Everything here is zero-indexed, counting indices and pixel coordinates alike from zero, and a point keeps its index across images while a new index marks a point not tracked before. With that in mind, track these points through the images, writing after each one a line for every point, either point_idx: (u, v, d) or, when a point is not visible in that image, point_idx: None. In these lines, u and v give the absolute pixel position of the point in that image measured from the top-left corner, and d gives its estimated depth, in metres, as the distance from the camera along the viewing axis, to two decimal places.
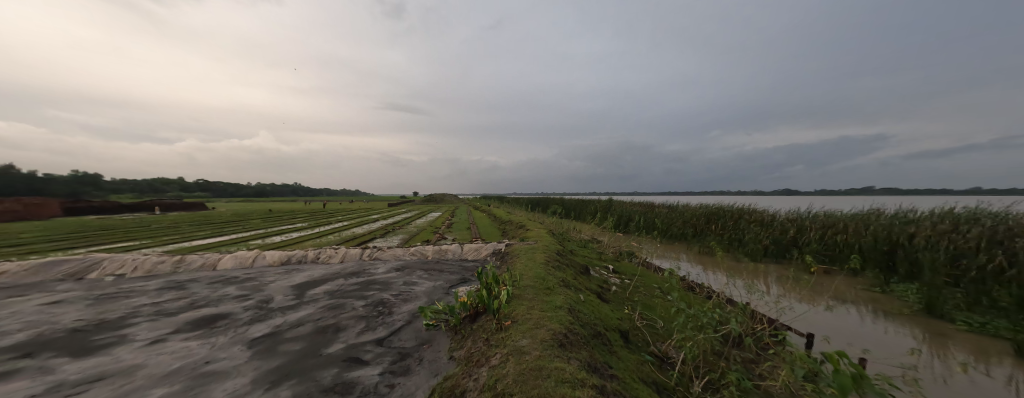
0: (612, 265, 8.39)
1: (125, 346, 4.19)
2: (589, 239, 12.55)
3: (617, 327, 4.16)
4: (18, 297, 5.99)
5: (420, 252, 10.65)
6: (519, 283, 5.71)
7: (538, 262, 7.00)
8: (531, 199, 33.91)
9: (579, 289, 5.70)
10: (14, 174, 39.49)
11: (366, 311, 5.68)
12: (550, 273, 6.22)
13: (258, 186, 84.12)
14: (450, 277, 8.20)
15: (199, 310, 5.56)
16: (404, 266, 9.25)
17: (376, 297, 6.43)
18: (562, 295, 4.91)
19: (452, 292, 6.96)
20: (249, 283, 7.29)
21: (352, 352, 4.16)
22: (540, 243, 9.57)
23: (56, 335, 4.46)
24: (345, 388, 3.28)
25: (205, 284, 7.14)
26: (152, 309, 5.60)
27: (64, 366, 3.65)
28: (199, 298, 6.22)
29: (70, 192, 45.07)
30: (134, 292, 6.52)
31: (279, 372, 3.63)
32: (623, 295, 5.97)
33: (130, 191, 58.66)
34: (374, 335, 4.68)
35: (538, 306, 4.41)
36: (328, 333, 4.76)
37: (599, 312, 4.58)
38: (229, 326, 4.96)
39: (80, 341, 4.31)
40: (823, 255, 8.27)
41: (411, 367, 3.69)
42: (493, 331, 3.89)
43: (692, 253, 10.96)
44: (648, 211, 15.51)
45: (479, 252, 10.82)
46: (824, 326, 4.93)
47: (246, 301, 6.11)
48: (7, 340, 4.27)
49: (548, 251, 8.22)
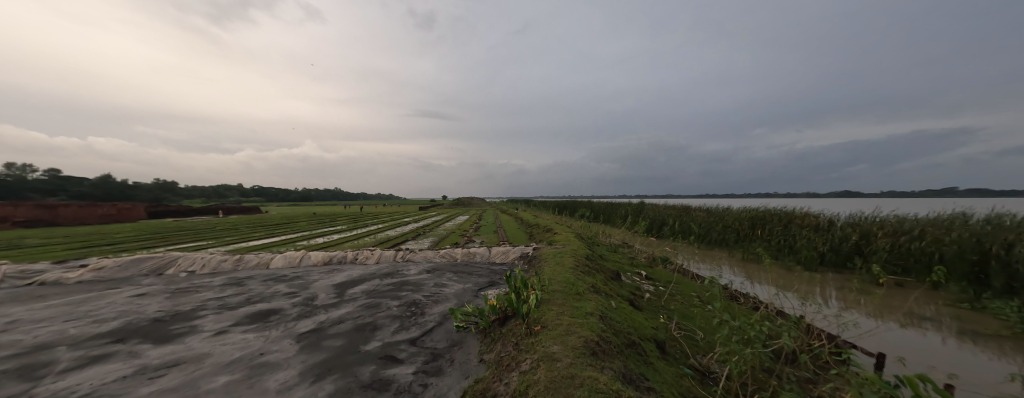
0: (645, 271, 8.04)
1: (195, 336, 4.69)
2: (620, 244, 12.07)
3: (652, 336, 3.97)
4: (112, 289, 6.94)
5: (449, 255, 10.89)
6: (548, 287, 5.66)
7: (567, 267, 6.89)
8: (559, 202, 33.52)
9: (610, 295, 5.53)
10: (113, 183, 46.23)
11: (400, 311, 5.91)
12: (580, 278, 6.11)
13: (304, 192, 90.97)
14: (479, 280, 8.28)
15: (255, 306, 6.09)
16: (435, 268, 9.49)
17: (409, 298, 6.67)
18: (592, 301, 4.78)
19: (481, 296, 7.03)
20: (296, 282, 7.87)
21: (388, 350, 4.34)
22: (569, 247, 9.41)
23: (142, 323, 5.10)
24: (382, 385, 3.41)
25: (260, 282, 7.83)
26: (216, 303, 6.23)
27: (147, 352, 4.15)
28: (255, 294, 6.83)
29: (152, 198, 51.64)
30: (202, 287, 7.29)
31: (323, 366, 3.87)
32: (657, 303, 5.71)
33: (200, 197, 66.24)
34: (407, 335, 4.85)
35: (568, 312, 4.35)
36: (366, 331, 5.01)
37: (633, 320, 4.40)
38: (281, 321, 5.38)
39: (160, 329, 4.90)
40: (894, 265, 7.33)
41: (443, 368, 3.77)
42: (523, 335, 3.87)
43: (735, 261, 10.17)
44: (685, 215, 14.67)
45: (507, 255, 10.85)
46: (896, 347, 4.35)
47: (294, 298, 6.61)
48: (105, 326, 4.95)
49: (576, 255, 8.05)
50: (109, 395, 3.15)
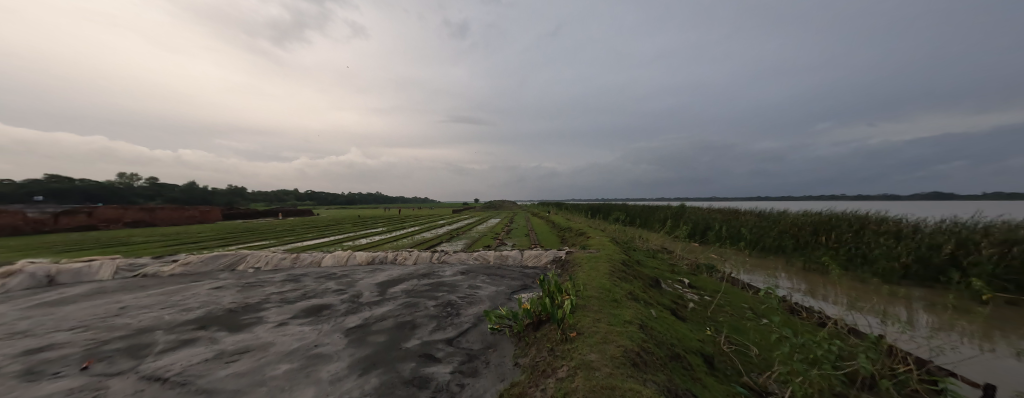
0: (687, 279, 7.56)
1: (262, 326, 5.24)
2: (660, 249, 11.43)
3: (699, 349, 3.71)
4: (196, 282, 7.97)
5: (482, 257, 11.05)
6: (583, 293, 5.53)
7: (603, 272, 6.68)
8: (592, 206, 32.69)
9: (650, 303, 5.27)
10: (196, 189, 53.28)
11: (437, 311, 6.11)
12: (616, 284, 5.91)
13: (349, 197, 97.79)
14: (512, 283, 8.31)
15: (309, 300, 6.65)
16: (469, 270, 9.70)
17: (444, 298, 6.88)
18: (630, 309, 4.59)
19: (514, 299, 7.05)
20: (344, 280, 8.47)
21: (426, 348, 4.51)
22: (603, 251, 9.12)
23: (219, 313, 5.78)
24: (421, 382, 3.54)
25: (313, 279, 8.55)
26: (278, 297, 6.90)
27: (223, 338, 4.70)
28: (309, 290, 7.46)
29: (226, 202, 58.69)
30: (266, 282, 8.11)
31: (368, 361, 4.11)
32: (702, 314, 5.33)
33: (263, 201, 73.97)
34: (444, 335, 4.99)
35: (605, 319, 4.22)
36: (406, 328, 5.25)
37: (676, 331, 4.14)
38: (331, 316, 5.82)
39: (234, 319, 5.53)
40: (1004, 280, 6.15)
41: (478, 369, 3.83)
42: (558, 341, 3.81)
43: (793, 271, 9.16)
44: (733, 219, 13.53)
45: (540, 258, 10.77)
46: (1009, 378, 3.64)
47: (342, 295, 7.12)
48: (191, 314, 5.69)
49: (612, 260, 7.79)
50: (195, 375, 3.61)
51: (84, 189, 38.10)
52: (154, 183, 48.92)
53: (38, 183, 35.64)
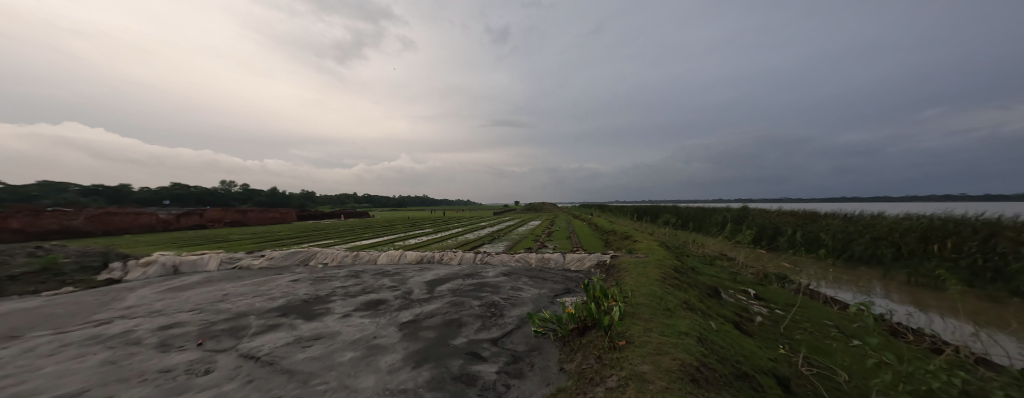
0: (753, 290, 6.80)
1: (330, 316, 5.84)
2: (718, 256, 10.42)
3: (770, 370, 3.31)
4: (278, 275, 9.14)
5: (524, 259, 11.05)
6: (631, 299, 5.27)
7: (652, 279, 6.31)
8: (639, 208, 31.06)
9: (709, 314, 4.83)
10: (277, 194, 61.23)
11: (482, 310, 6.26)
12: (669, 291, 5.54)
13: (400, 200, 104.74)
14: (555, 287, 8.22)
15: (367, 295, 7.25)
16: (511, 272, 9.80)
17: (488, 299, 7.02)
18: (686, 320, 4.27)
19: (557, 302, 6.96)
20: (397, 277, 9.09)
21: (473, 347, 4.64)
22: (652, 256, 8.60)
23: (296, 303, 6.56)
24: (470, 380, 3.65)
25: (370, 275, 9.30)
26: (343, 290, 7.64)
27: (301, 325, 5.33)
28: (368, 286, 8.14)
29: (301, 204, 66.55)
30: (332, 277, 9.01)
31: (420, 355, 4.35)
32: (772, 329, 4.76)
33: (329, 203, 82.50)
34: (489, 335, 5.09)
35: (657, 329, 3.98)
36: (453, 326, 5.46)
37: (741, 347, 3.74)
38: (387, 310, 6.28)
39: (308, 308, 6.24)
40: None
41: (524, 371, 3.84)
42: (606, 349, 3.67)
43: (892, 286, 7.72)
44: (809, 223, 11.86)
45: (583, 262, 10.49)
46: None
47: (396, 291, 7.64)
48: (275, 302, 6.54)
49: (662, 266, 7.30)
50: (279, 356, 4.13)
51: (198, 195, 45.91)
52: (246, 188, 57.23)
53: (167, 189, 43.84)
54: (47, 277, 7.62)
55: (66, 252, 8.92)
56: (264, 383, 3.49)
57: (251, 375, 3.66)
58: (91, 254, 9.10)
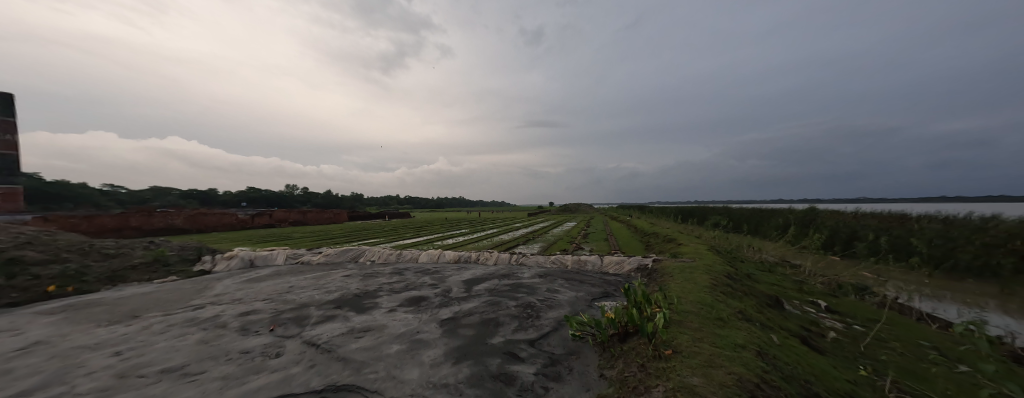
0: (823, 301, 6.06)
1: (378, 310, 6.23)
2: (780, 262, 9.39)
3: (846, 392, 2.93)
4: (332, 271, 9.96)
5: (560, 261, 10.90)
6: (677, 307, 4.97)
7: (700, 285, 5.90)
8: (684, 209, 29.15)
9: (767, 326, 4.40)
10: (331, 196, 66.85)
11: (518, 311, 6.29)
12: (720, 299, 5.15)
13: (439, 201, 108.84)
14: (592, 290, 8.00)
15: (410, 292, 7.63)
16: (546, 273, 9.73)
17: (525, 300, 7.03)
18: (741, 331, 3.93)
19: (595, 306, 6.77)
20: (436, 276, 9.46)
21: (510, 346, 4.68)
22: (699, 261, 8.03)
23: (349, 296, 7.11)
24: (508, 379, 3.69)
25: (412, 273, 9.78)
26: (388, 286, 8.12)
27: (353, 317, 5.76)
28: (410, 283, 8.57)
29: (351, 206, 71.97)
30: (378, 274, 9.63)
31: (460, 351, 4.48)
32: (847, 347, 4.20)
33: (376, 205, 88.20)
34: (526, 335, 5.10)
35: (708, 339, 3.72)
36: (491, 325, 5.55)
37: (809, 365, 3.35)
38: (428, 307, 6.56)
39: (358, 302, 6.72)
40: None
41: (562, 374, 3.79)
42: (650, 358, 3.50)
43: (1013, 304, 6.41)
44: (895, 226, 10.27)
45: (621, 266, 10.09)
46: None
47: (436, 289, 7.96)
48: (330, 295, 7.14)
49: (711, 272, 6.79)
50: (336, 345, 4.50)
51: (267, 197, 51.62)
52: (306, 193, 63.11)
53: (244, 192, 49.99)
54: (157, 267, 9.03)
55: (170, 247, 10.51)
56: (324, 369, 3.83)
57: (313, 360, 4.03)
58: (189, 248, 10.63)
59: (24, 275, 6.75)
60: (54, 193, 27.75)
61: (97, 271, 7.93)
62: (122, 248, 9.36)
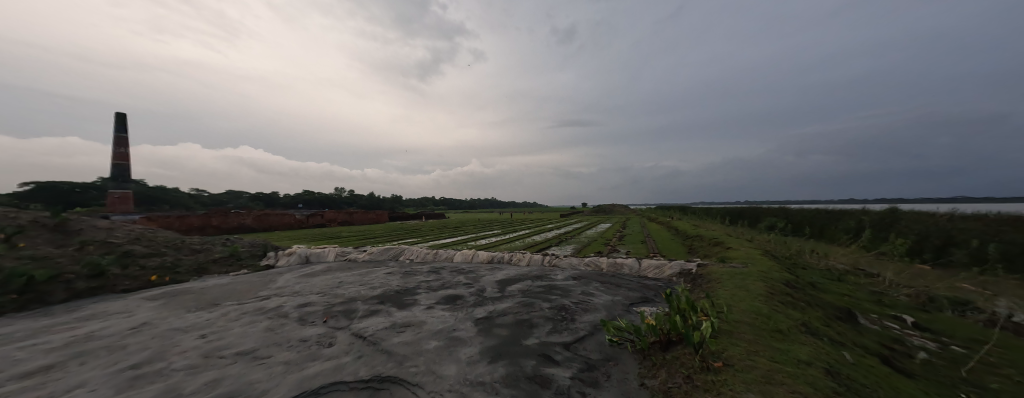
0: (909, 316, 5.26)
1: (417, 307, 6.50)
2: (852, 270, 8.31)
3: None
4: (375, 268, 10.57)
5: (595, 264, 10.61)
6: (726, 316, 4.60)
7: (752, 293, 5.42)
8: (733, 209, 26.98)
9: (836, 341, 3.92)
10: (375, 198, 71.27)
11: (552, 313, 6.22)
12: (777, 310, 4.67)
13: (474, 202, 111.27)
14: (631, 294, 7.68)
15: (447, 290, 7.86)
16: (581, 276, 9.51)
17: (559, 302, 6.93)
18: (803, 346, 3.54)
19: (633, 311, 6.50)
20: (471, 275, 9.66)
21: (545, 349, 4.63)
22: (752, 267, 7.38)
23: (391, 292, 7.50)
24: (544, 381, 3.66)
25: (448, 272, 10.08)
26: (426, 284, 8.43)
27: (395, 312, 6.06)
28: (447, 281, 8.83)
29: (392, 207, 76.14)
30: (417, 272, 10.05)
31: (496, 351, 4.52)
32: (941, 371, 3.61)
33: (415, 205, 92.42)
34: (561, 338, 5.02)
35: (765, 353, 3.40)
36: (525, 326, 5.54)
37: (891, 389, 2.93)
38: (464, 305, 6.71)
39: (399, 298, 7.06)
40: None
41: (600, 380, 3.68)
42: (696, 369, 3.28)
43: None
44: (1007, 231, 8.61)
45: (662, 270, 9.58)
46: None
47: (471, 288, 8.12)
48: (374, 291, 7.58)
49: (765, 279, 6.22)
50: (380, 338, 4.76)
51: (320, 199, 56.40)
52: (352, 195, 67.48)
53: (301, 195, 55.22)
54: (232, 260, 10.22)
55: (242, 243, 11.83)
56: (371, 360, 4.07)
57: (360, 351, 4.30)
58: (257, 245, 11.90)
59: (133, 266, 7.98)
60: (154, 196, 32.47)
61: (187, 263, 9.15)
62: (205, 244, 10.71)
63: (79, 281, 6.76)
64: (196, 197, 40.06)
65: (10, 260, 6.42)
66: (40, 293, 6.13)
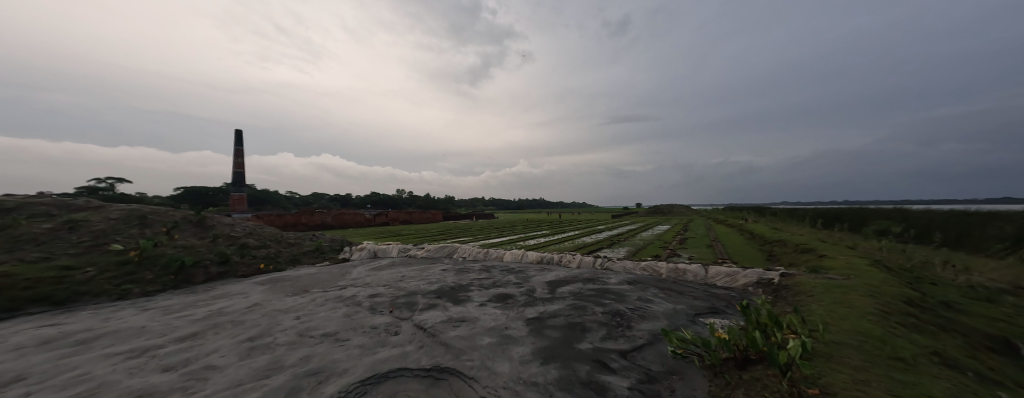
0: None
1: (471, 303, 6.73)
2: (1008, 290, 6.45)
3: None
4: (432, 265, 11.23)
5: (653, 269, 9.91)
6: (820, 336, 3.92)
7: (855, 312, 4.54)
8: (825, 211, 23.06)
9: (983, 378, 3.09)
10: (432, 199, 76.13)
11: (606, 318, 5.95)
12: (895, 334, 3.83)
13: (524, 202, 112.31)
14: (696, 303, 7.01)
15: (498, 289, 8.01)
16: (637, 280, 8.96)
17: (613, 307, 6.61)
18: (933, 380, 2.86)
19: (699, 322, 5.91)
20: (521, 275, 9.72)
21: (599, 355, 4.45)
22: (853, 280, 6.19)
23: (446, 288, 7.89)
24: (600, 389, 3.50)
25: (499, 271, 10.28)
26: (478, 282, 8.71)
27: (450, 307, 6.36)
28: (498, 280, 9.02)
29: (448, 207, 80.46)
30: (470, 270, 10.42)
31: (548, 352, 4.46)
32: None
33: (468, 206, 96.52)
34: (616, 345, 4.78)
35: (879, 384, 2.82)
36: (577, 330, 5.37)
37: None
38: (515, 304, 6.77)
39: (454, 294, 7.38)
40: None
41: (662, 394, 3.41)
42: (784, 395, 2.86)
43: None
44: None
45: (733, 278, 8.57)
46: None
47: (521, 288, 8.16)
48: (431, 286, 8.05)
49: (873, 295, 5.17)
50: (438, 330, 5.03)
51: (386, 200, 62.09)
52: (413, 196, 72.86)
53: (371, 196, 61.53)
54: (317, 253, 11.72)
55: (326, 239, 13.50)
56: (431, 350, 4.30)
57: (422, 341, 4.58)
58: (336, 240, 13.46)
59: (248, 255, 9.60)
60: (260, 198, 38.75)
61: (285, 254, 10.73)
62: (298, 238, 12.45)
63: (212, 266, 8.34)
64: (290, 198, 46.95)
65: (170, 249, 8.19)
66: (188, 274, 7.69)
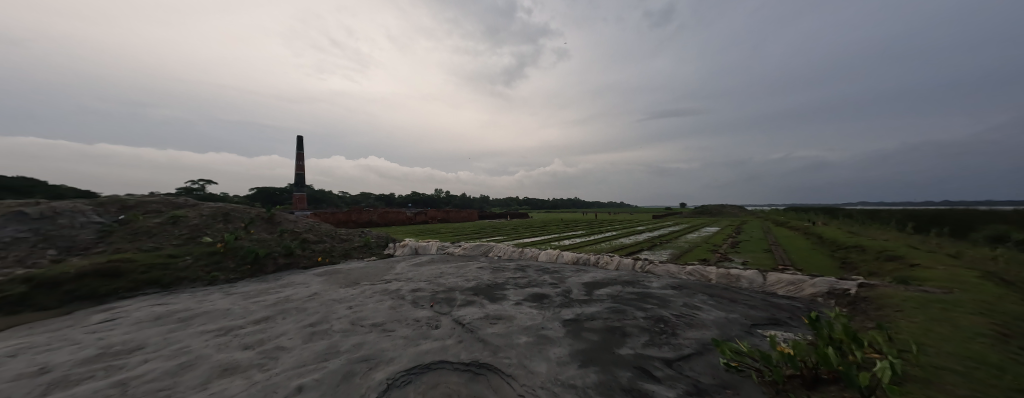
0: None
1: (508, 301, 6.78)
2: None
3: None
4: (469, 262, 11.50)
5: (700, 274, 9.23)
6: (910, 357, 3.38)
7: (957, 332, 3.85)
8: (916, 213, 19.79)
9: None
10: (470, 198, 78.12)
11: (648, 324, 5.66)
12: (1015, 361, 3.18)
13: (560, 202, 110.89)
14: (751, 313, 6.41)
15: (534, 288, 7.99)
16: (682, 285, 8.40)
17: (656, 313, 6.26)
18: None
19: (756, 334, 5.39)
20: (557, 275, 9.59)
21: (641, 361, 4.24)
22: (955, 295, 5.24)
23: (483, 286, 8.03)
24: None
25: (535, 271, 10.24)
26: (514, 281, 8.76)
27: (487, 305, 6.46)
28: (533, 280, 8.99)
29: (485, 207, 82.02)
30: (505, 269, 10.50)
31: (586, 355, 4.35)
32: None
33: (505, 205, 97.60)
34: (660, 353, 4.52)
35: None
36: (617, 334, 5.17)
37: None
38: (551, 305, 6.69)
39: (491, 292, 7.48)
40: None
41: None
42: None
43: None
44: None
45: (797, 288, 7.70)
46: None
47: (557, 288, 8.06)
48: (468, 283, 8.24)
49: (984, 313, 4.33)
50: (476, 327, 5.13)
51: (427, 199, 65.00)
52: (452, 196, 75.38)
53: (414, 195, 64.78)
54: (366, 249, 12.58)
55: (373, 235, 14.43)
56: (469, 345, 4.40)
57: (461, 336, 4.71)
58: (383, 237, 14.35)
59: (308, 248, 10.58)
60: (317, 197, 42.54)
61: (339, 249, 11.66)
62: (349, 234, 13.46)
63: (280, 257, 9.33)
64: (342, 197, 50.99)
65: (246, 242, 9.30)
66: (261, 264, 8.67)
